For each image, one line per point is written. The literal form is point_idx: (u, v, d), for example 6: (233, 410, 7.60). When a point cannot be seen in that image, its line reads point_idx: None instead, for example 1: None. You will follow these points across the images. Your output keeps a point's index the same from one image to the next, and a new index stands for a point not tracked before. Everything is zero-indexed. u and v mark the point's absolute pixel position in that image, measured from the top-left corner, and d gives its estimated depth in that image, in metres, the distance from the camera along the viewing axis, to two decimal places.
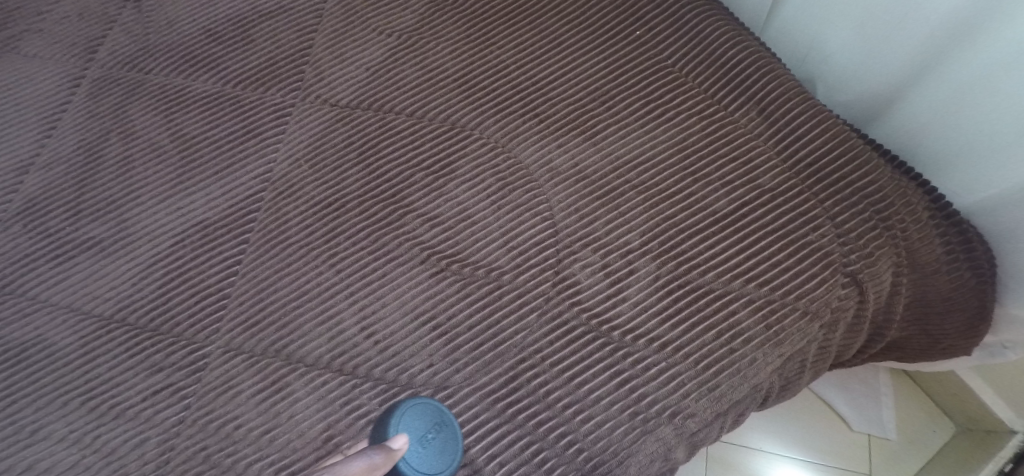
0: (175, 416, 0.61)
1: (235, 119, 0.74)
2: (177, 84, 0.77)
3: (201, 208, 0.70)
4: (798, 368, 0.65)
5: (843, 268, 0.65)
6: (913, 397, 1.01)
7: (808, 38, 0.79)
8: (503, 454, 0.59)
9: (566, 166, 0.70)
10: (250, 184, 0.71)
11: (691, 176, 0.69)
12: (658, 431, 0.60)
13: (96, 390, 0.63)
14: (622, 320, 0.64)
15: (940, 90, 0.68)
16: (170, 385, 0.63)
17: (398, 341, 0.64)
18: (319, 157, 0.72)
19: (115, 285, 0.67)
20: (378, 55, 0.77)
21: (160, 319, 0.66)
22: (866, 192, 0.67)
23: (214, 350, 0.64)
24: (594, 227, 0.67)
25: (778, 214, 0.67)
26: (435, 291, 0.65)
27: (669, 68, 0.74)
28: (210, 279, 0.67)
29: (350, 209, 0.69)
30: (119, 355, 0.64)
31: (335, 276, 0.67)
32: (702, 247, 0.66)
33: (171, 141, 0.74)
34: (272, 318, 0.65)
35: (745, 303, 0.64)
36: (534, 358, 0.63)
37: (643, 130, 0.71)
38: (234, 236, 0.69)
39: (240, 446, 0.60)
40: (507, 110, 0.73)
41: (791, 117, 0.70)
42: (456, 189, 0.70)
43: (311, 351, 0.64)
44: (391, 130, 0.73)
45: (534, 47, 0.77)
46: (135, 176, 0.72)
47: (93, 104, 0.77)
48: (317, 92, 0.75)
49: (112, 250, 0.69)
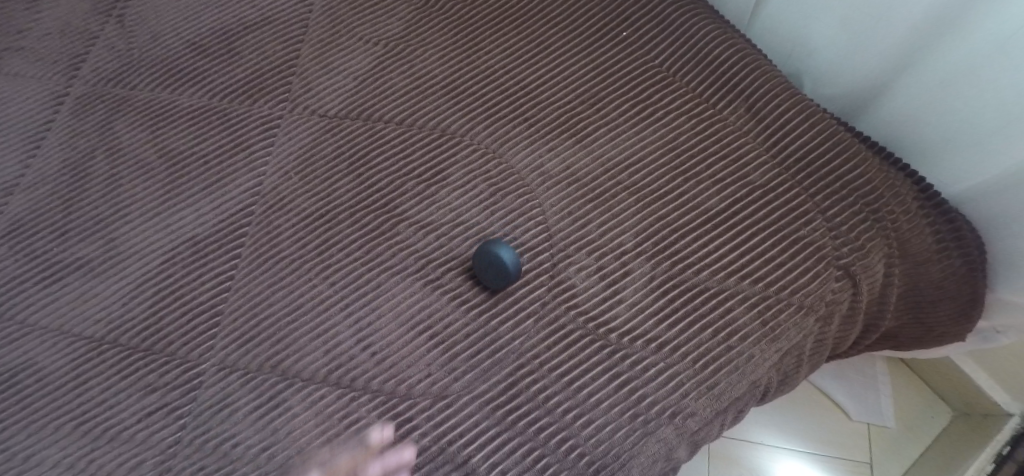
0: (172, 437, 0.61)
1: (223, 133, 0.73)
2: (162, 99, 0.76)
3: (191, 224, 0.70)
4: (795, 363, 0.65)
5: (836, 261, 0.66)
6: (910, 386, 1.01)
7: (792, 34, 0.80)
8: (505, 461, 0.59)
9: (558, 169, 0.70)
10: (240, 198, 0.70)
11: (683, 175, 0.69)
12: (660, 432, 0.60)
13: (90, 413, 0.62)
14: (618, 322, 0.64)
15: (927, 81, 0.69)
16: (165, 405, 0.62)
17: (395, 352, 0.63)
18: (309, 168, 0.71)
19: (106, 305, 0.67)
20: (365, 64, 0.76)
21: (153, 338, 0.65)
22: (856, 185, 0.68)
23: (208, 368, 0.63)
24: (588, 230, 0.67)
25: (770, 209, 0.67)
26: (431, 300, 0.65)
27: (657, 68, 0.75)
28: (202, 296, 0.66)
29: (342, 219, 0.69)
30: (112, 376, 0.63)
31: (329, 288, 0.66)
32: (696, 245, 0.66)
33: (159, 157, 0.73)
34: (267, 333, 0.65)
35: (740, 300, 0.64)
36: (533, 364, 0.62)
37: (633, 131, 0.71)
38: (225, 252, 0.68)
39: (238, 464, 0.59)
40: (497, 115, 0.73)
41: (779, 112, 0.71)
42: (449, 195, 0.69)
43: (307, 365, 0.63)
44: (381, 139, 0.72)
45: (521, 51, 0.76)
46: (122, 193, 0.72)
47: (78, 122, 0.76)
48: (305, 104, 0.75)
49: (102, 270, 0.68)
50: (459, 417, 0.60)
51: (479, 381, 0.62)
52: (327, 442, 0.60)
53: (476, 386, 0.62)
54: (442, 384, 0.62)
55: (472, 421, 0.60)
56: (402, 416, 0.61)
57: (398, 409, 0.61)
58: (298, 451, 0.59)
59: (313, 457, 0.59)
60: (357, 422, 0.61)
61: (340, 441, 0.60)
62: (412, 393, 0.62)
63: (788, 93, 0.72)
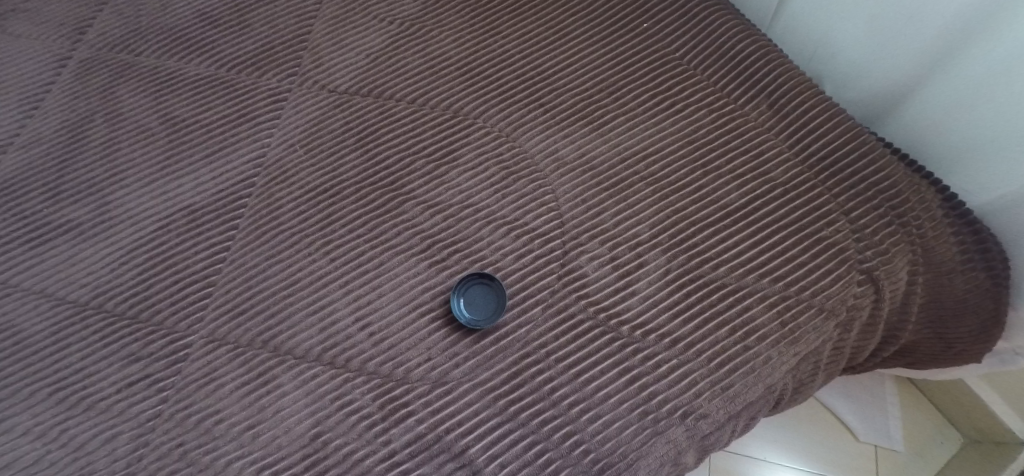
0: (151, 410, 0.57)
1: (228, 103, 0.71)
2: (168, 66, 0.74)
3: (189, 192, 0.67)
4: (812, 369, 0.63)
5: (859, 265, 0.63)
6: (919, 409, 0.98)
7: (817, 35, 0.78)
8: (505, 454, 0.56)
9: (573, 156, 0.68)
10: (242, 169, 0.68)
11: (702, 169, 0.67)
12: (670, 432, 0.57)
13: (67, 381, 0.59)
14: (631, 315, 0.61)
15: (955, 86, 0.66)
16: (147, 376, 0.58)
17: (394, 333, 0.60)
18: (316, 141, 0.69)
19: (93, 270, 0.63)
20: (379, 41, 0.75)
21: (139, 306, 0.61)
22: (881, 188, 0.65)
23: (196, 340, 0.60)
24: (603, 219, 0.65)
25: (793, 208, 0.65)
26: (435, 281, 0.62)
27: (678, 62, 0.73)
28: (194, 266, 0.63)
29: (347, 195, 0.66)
30: (94, 343, 0.60)
31: (329, 264, 0.63)
32: (714, 240, 0.64)
33: (160, 124, 0.71)
34: (260, 307, 0.61)
35: (759, 299, 0.61)
36: (539, 353, 0.59)
37: (652, 122, 0.69)
38: (222, 222, 0.65)
39: (220, 443, 0.56)
40: (512, 99, 0.71)
41: (804, 111, 0.69)
42: (459, 177, 0.67)
43: (302, 342, 0.60)
44: (392, 117, 0.70)
45: (539, 37, 0.75)
46: (119, 157, 0.69)
47: (79, 84, 0.74)
48: (315, 78, 0.72)
49: (91, 233, 0.65)
50: (459, 404, 0.57)
51: (481, 368, 0.59)
52: (316, 424, 0.57)
53: (478, 373, 0.59)
54: (442, 370, 0.59)
55: (472, 409, 0.57)
56: (397, 401, 0.58)
57: (394, 393, 0.58)
58: (286, 431, 0.56)
59: (300, 438, 0.56)
60: (350, 404, 0.57)
61: (330, 423, 0.57)
62: (410, 377, 0.59)
63: (813, 92, 0.71)
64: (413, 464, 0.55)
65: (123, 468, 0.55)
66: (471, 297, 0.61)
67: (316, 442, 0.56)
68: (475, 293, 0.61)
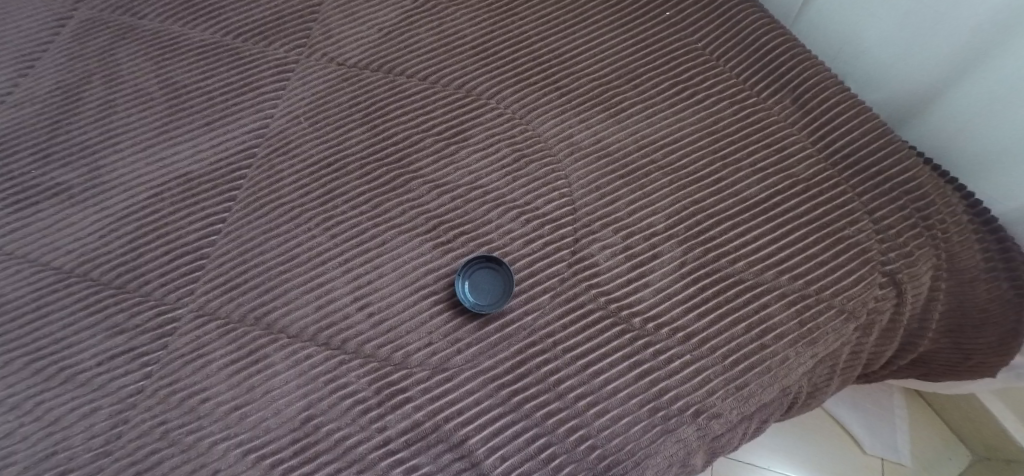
0: (134, 385, 0.54)
1: (232, 71, 0.68)
2: (173, 31, 0.71)
3: (186, 160, 0.64)
4: (828, 374, 0.60)
5: (881, 267, 0.61)
6: (928, 423, 0.95)
7: (844, 33, 0.74)
8: (505, 447, 0.53)
9: (587, 142, 0.65)
10: (243, 138, 0.65)
11: (722, 161, 0.64)
12: (680, 431, 0.54)
13: (45, 351, 0.55)
14: (643, 307, 0.58)
15: (988, 88, 0.64)
16: (131, 350, 0.55)
17: (394, 315, 0.57)
18: (321, 115, 0.66)
19: (79, 236, 0.60)
20: (392, 16, 0.72)
21: (127, 276, 0.58)
22: (906, 188, 0.63)
23: (185, 314, 0.57)
24: (616, 207, 0.62)
25: (815, 204, 0.62)
26: (439, 264, 0.59)
27: (700, 51, 0.70)
28: (187, 237, 0.60)
29: (352, 170, 0.63)
30: (76, 312, 0.57)
31: (328, 241, 0.60)
32: (733, 234, 0.61)
33: (160, 89, 0.68)
34: (254, 282, 0.58)
35: (777, 297, 0.59)
36: (546, 343, 0.56)
37: (670, 111, 0.67)
38: (219, 192, 0.62)
39: (206, 422, 0.53)
40: (526, 82, 0.68)
41: (828, 106, 0.66)
42: (469, 157, 0.64)
43: (296, 321, 0.57)
44: (401, 94, 0.67)
45: (558, 20, 0.73)
46: (116, 121, 0.66)
47: (76, 46, 0.70)
48: (324, 50, 0.70)
49: (80, 199, 0.62)
50: (460, 393, 0.54)
51: (484, 356, 0.56)
52: (308, 407, 0.54)
53: (481, 361, 0.56)
54: (443, 356, 0.56)
55: (473, 398, 0.54)
56: (395, 386, 0.55)
57: (391, 378, 0.55)
58: (275, 414, 0.53)
59: (290, 422, 0.53)
60: (345, 388, 0.54)
61: (322, 407, 0.54)
62: (409, 362, 0.56)
63: (838, 88, 0.68)
64: (408, 454, 0.52)
65: (99, 446, 0.52)
66: (476, 282, 0.58)
67: (307, 426, 0.53)
68: (480, 279, 0.58)
